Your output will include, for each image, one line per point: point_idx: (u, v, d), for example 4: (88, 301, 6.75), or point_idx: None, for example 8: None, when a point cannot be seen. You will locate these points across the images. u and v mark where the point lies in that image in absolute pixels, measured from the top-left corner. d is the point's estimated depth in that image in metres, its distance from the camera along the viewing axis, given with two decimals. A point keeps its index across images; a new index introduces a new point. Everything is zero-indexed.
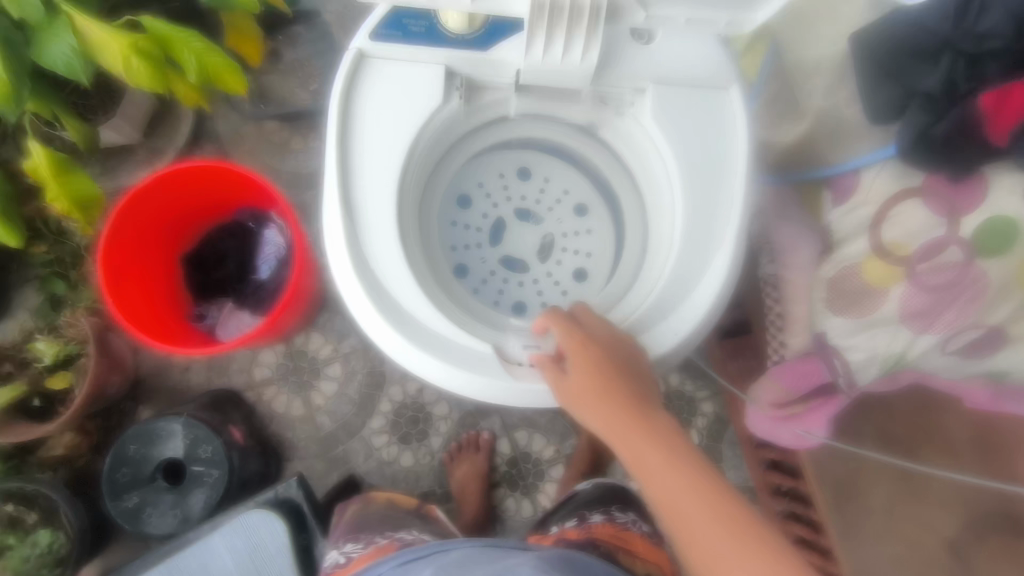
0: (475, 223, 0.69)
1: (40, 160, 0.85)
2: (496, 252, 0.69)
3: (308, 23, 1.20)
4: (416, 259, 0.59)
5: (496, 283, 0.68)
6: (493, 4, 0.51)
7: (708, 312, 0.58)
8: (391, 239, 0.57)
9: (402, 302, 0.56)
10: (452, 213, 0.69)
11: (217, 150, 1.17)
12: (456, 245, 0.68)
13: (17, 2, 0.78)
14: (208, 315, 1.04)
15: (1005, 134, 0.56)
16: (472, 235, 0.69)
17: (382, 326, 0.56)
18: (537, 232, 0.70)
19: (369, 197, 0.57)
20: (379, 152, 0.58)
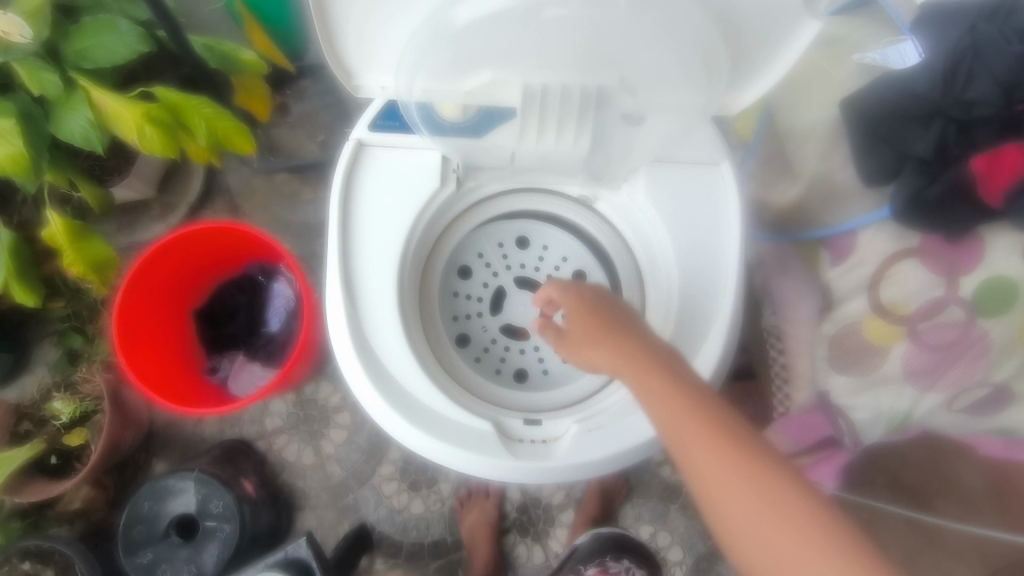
0: (476, 292, 0.70)
1: (57, 228, 0.89)
2: (497, 321, 0.70)
3: (315, 77, 1.23)
4: (416, 339, 0.60)
5: (498, 352, 0.69)
6: (487, 95, 0.50)
7: (706, 383, 0.58)
8: (392, 321, 0.59)
9: (404, 384, 0.58)
10: (453, 284, 0.70)
11: (229, 204, 1.20)
12: (458, 315, 0.69)
13: (38, 80, 0.83)
14: (220, 368, 1.06)
15: (999, 196, 0.57)
16: (472, 304, 0.70)
17: (381, 408, 0.56)
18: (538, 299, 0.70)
19: (371, 281, 0.59)
20: (380, 236, 0.60)
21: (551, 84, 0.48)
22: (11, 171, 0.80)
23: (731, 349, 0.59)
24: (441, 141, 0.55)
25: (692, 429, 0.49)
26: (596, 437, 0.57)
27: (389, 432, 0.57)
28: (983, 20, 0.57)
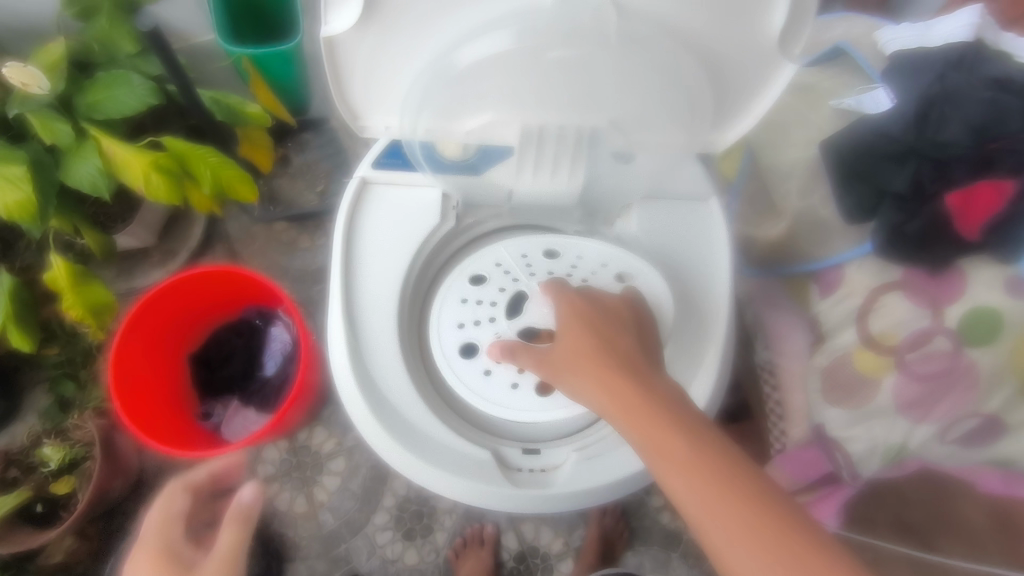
0: (489, 298, 0.63)
1: (59, 271, 0.90)
2: (515, 323, 0.61)
3: (316, 130, 1.28)
4: (418, 370, 0.61)
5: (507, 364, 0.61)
6: (485, 134, 0.52)
7: (704, 411, 0.59)
8: (392, 351, 0.60)
9: (406, 414, 0.58)
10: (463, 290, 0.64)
11: (228, 251, 1.22)
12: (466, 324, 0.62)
13: (51, 130, 0.86)
14: (214, 414, 1.05)
15: (976, 229, 0.60)
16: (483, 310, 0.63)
17: (382, 437, 0.57)
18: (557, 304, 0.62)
19: (373, 314, 0.61)
20: (382, 271, 0.62)
21: (550, 124, 0.51)
22: (17, 215, 0.83)
23: (724, 379, 0.60)
24: (443, 177, 0.58)
25: (671, 443, 0.46)
26: (594, 465, 0.57)
27: (390, 461, 0.57)
28: (950, 69, 0.61)
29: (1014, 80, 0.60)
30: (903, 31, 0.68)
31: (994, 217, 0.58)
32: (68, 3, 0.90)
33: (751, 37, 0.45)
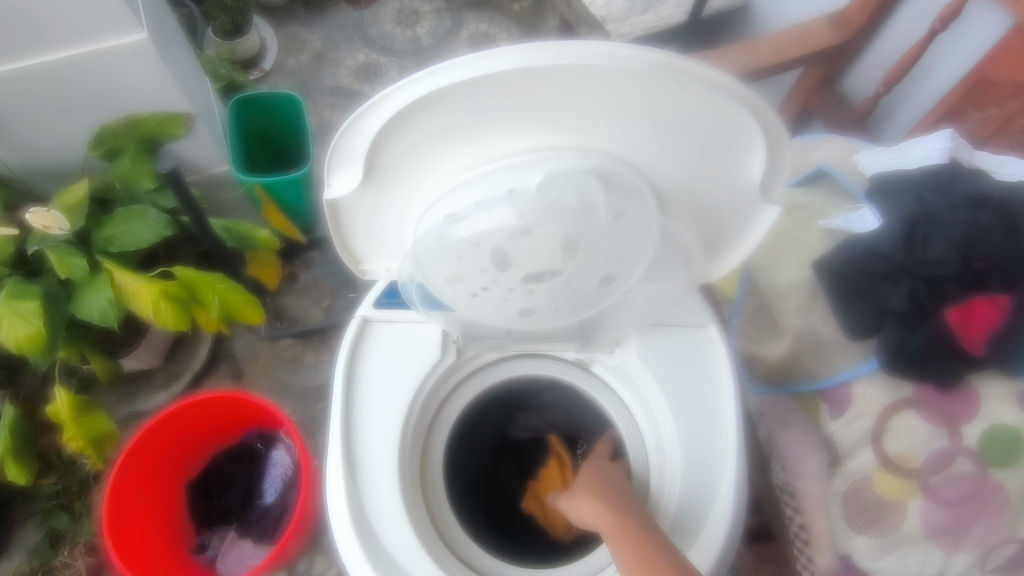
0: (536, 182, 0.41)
1: (62, 403, 0.89)
2: (564, 79, 0.37)
3: (323, 248, 1.32)
4: (421, 513, 0.59)
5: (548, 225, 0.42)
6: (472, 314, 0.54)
7: (721, 546, 0.57)
8: (393, 488, 0.58)
9: (410, 567, 0.56)
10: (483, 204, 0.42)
11: (233, 370, 1.22)
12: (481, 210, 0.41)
13: (66, 264, 0.88)
14: (209, 546, 1.00)
15: (979, 342, 0.60)
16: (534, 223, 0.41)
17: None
18: (598, 231, 0.43)
19: (372, 450, 0.59)
20: (383, 406, 0.61)
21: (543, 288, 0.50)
22: (26, 349, 0.84)
23: (741, 516, 0.59)
24: (439, 316, 0.56)
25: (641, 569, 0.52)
26: None
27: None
28: (927, 190, 0.64)
29: (992, 198, 0.62)
30: (881, 154, 0.72)
31: (995, 331, 0.60)
32: (95, 145, 0.96)
33: (734, 183, 0.46)
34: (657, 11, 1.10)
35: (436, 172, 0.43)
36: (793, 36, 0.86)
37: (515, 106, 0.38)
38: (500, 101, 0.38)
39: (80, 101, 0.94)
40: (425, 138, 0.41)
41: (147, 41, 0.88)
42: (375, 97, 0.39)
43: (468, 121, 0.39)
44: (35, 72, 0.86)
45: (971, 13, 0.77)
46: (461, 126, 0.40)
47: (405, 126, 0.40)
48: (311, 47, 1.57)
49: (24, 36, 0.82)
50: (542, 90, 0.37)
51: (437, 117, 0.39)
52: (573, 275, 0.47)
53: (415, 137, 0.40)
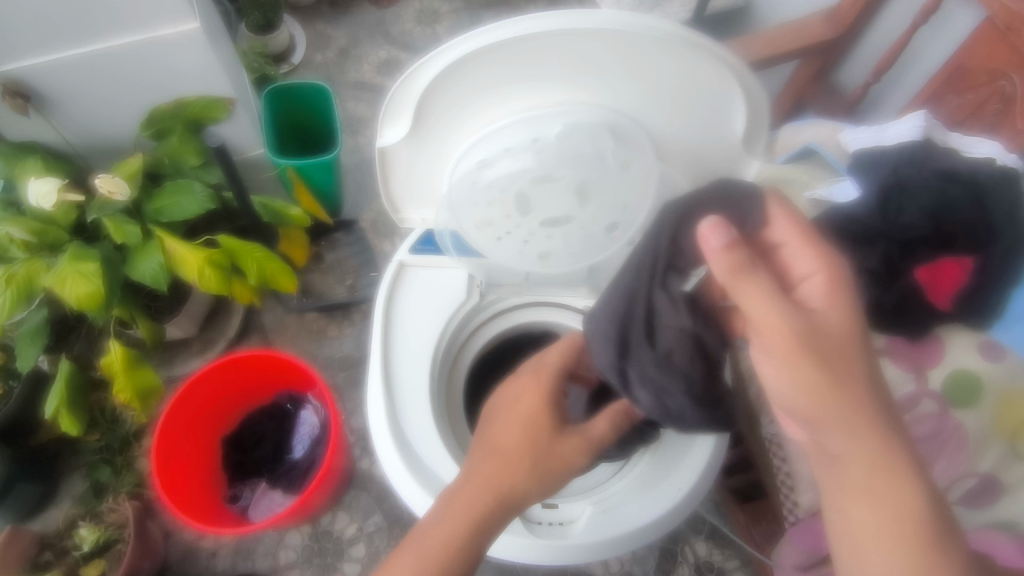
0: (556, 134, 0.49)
1: (116, 356, 0.98)
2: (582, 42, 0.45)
3: (348, 230, 1.41)
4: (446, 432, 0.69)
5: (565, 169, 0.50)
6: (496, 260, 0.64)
7: (704, 468, 0.68)
8: (423, 406, 0.69)
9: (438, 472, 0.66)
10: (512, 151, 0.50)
11: (262, 340, 1.31)
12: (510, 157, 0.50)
13: (122, 231, 0.97)
14: (242, 496, 1.09)
15: (946, 298, 0.70)
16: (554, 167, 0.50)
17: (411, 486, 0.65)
18: (607, 177, 0.51)
19: (406, 375, 0.70)
20: (416, 339, 0.71)
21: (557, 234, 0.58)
22: (86, 306, 0.92)
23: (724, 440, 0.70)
24: (467, 260, 0.65)
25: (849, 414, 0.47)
26: (607, 516, 0.66)
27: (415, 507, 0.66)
28: (901, 164, 0.72)
29: (959, 171, 0.70)
30: (862, 132, 0.80)
31: (960, 288, 0.69)
32: (146, 126, 1.05)
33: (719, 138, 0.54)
34: (663, 10, 1.18)
35: (468, 124, 0.52)
36: (787, 30, 0.94)
37: (539, 65, 0.47)
38: (527, 61, 0.47)
39: (134, 85, 1.03)
40: (462, 95, 0.49)
41: (200, 31, 0.97)
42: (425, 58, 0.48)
43: (500, 79, 0.48)
44: (99, 56, 0.96)
45: (949, 10, 0.85)
46: (495, 83, 0.48)
47: (448, 84, 0.48)
48: (337, 44, 1.67)
49: (93, 24, 0.91)
50: (560, 52, 0.46)
51: (473, 75, 0.48)
52: (584, 220, 0.55)
53: (455, 92, 0.49)
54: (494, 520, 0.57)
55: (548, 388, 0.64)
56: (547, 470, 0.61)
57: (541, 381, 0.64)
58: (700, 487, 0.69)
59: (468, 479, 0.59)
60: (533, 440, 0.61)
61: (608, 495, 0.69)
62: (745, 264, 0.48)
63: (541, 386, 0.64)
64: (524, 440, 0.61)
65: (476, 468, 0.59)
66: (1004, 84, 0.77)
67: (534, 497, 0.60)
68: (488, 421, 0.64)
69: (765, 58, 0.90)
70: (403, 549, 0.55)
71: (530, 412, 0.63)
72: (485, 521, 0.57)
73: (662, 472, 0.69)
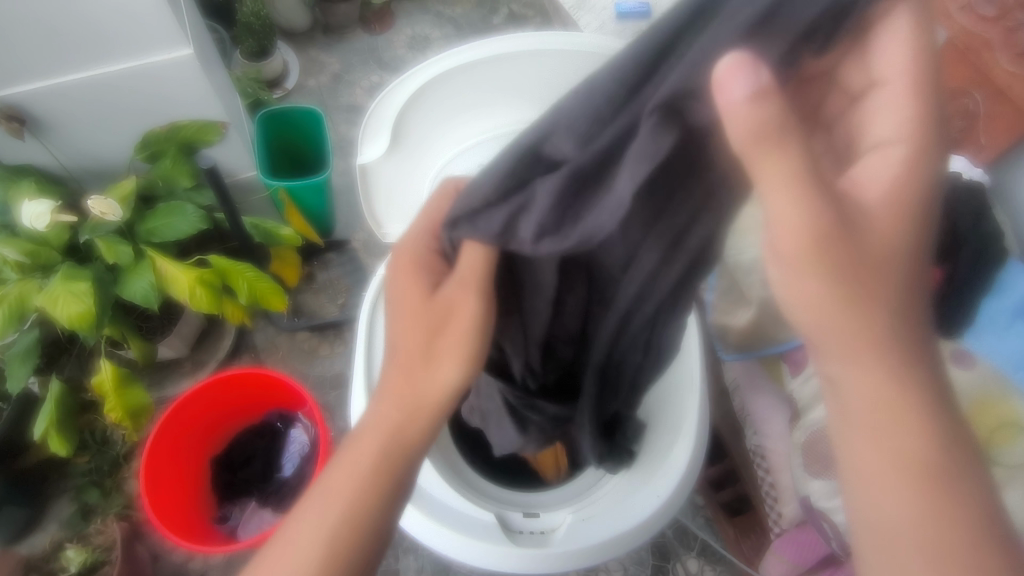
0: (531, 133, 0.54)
1: (107, 375, 0.99)
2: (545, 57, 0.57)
3: (339, 250, 1.42)
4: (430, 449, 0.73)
5: None
6: None
7: (684, 475, 0.69)
8: None
9: (423, 485, 0.70)
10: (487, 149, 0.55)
11: (254, 359, 1.31)
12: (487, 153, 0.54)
13: (114, 251, 0.99)
14: (231, 516, 1.09)
15: None
16: None
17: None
18: None
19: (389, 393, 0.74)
20: None
21: None
22: (78, 325, 0.93)
23: (702, 447, 0.71)
24: None
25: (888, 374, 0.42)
26: (588, 524, 0.69)
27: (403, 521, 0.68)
28: None
29: None
30: None
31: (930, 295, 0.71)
32: (141, 148, 1.07)
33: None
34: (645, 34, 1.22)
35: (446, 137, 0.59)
36: None
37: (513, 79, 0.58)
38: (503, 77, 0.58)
39: (129, 109, 1.05)
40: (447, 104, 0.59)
41: (193, 56, 1.00)
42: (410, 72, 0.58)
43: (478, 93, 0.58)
44: (95, 81, 0.98)
45: None
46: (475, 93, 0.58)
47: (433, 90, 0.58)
48: (329, 69, 1.71)
49: (90, 51, 0.94)
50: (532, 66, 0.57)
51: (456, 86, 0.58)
52: None
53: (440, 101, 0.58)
54: (406, 451, 0.52)
55: (421, 264, 0.54)
56: (461, 342, 0.52)
57: (412, 263, 0.54)
58: (682, 492, 0.69)
59: (378, 404, 0.53)
60: (430, 326, 0.53)
61: (587, 504, 0.72)
62: (774, 122, 0.36)
63: (412, 261, 0.54)
64: (416, 350, 0.53)
65: (382, 399, 0.53)
66: (968, 102, 0.80)
67: (454, 389, 0.53)
68: (389, 320, 0.56)
69: None
70: (309, 501, 0.50)
71: (413, 305, 0.54)
72: (397, 450, 0.52)
73: (640, 481, 0.71)
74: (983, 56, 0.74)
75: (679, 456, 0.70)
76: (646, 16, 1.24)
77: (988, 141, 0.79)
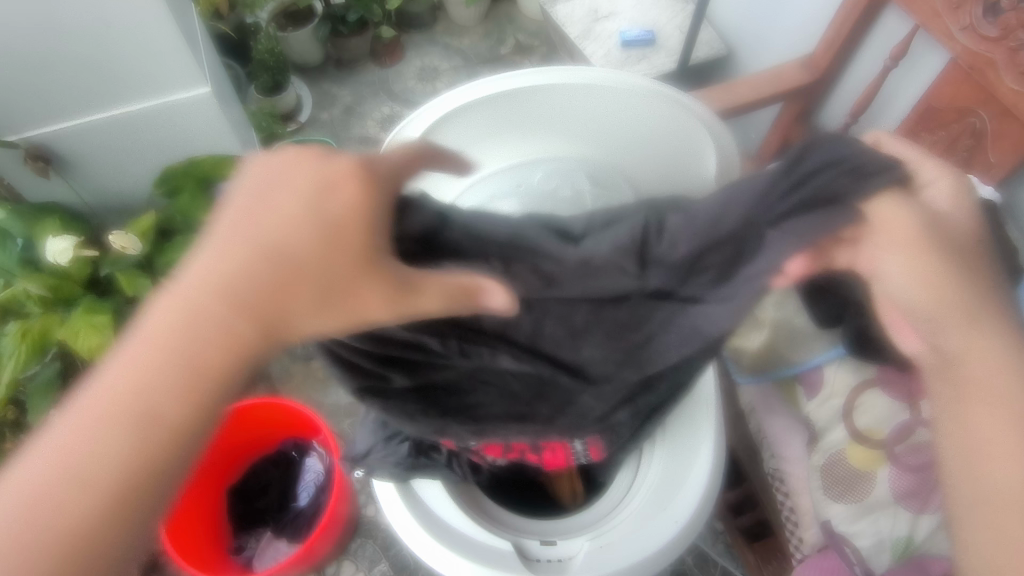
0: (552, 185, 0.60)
1: None
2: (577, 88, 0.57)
3: None
4: (452, 487, 0.75)
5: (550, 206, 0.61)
6: None
7: (699, 500, 0.69)
8: None
9: (449, 522, 0.71)
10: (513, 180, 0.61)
11: (269, 389, 1.32)
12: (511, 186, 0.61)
13: (133, 284, 1.01)
14: (246, 547, 1.09)
15: None
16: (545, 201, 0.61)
17: (422, 539, 0.68)
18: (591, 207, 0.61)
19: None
20: None
21: None
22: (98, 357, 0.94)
23: (719, 472, 0.71)
24: None
25: None
26: (604, 551, 0.68)
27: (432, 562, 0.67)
28: None
29: None
30: None
31: None
32: (160, 183, 1.10)
33: (692, 167, 0.61)
34: (649, 62, 1.25)
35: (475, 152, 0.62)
36: (767, 78, 0.99)
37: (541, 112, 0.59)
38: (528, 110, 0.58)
39: (148, 144, 1.08)
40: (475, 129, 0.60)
41: (210, 94, 1.03)
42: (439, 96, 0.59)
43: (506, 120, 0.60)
44: (116, 120, 1.02)
45: (917, 53, 0.90)
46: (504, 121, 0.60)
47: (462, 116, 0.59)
48: (342, 102, 1.75)
49: (110, 89, 0.97)
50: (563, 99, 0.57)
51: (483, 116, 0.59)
52: None
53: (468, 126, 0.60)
54: (198, 376, 0.46)
55: (373, 180, 0.48)
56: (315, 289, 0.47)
57: (358, 172, 0.48)
58: (699, 517, 0.69)
59: (183, 303, 0.46)
60: (283, 258, 0.46)
61: (603, 531, 0.71)
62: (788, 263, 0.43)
63: (359, 179, 0.47)
64: (235, 260, 0.46)
65: (197, 294, 0.46)
66: (974, 121, 0.80)
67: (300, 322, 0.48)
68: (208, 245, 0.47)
69: (747, 103, 0.95)
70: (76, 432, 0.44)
71: (340, 219, 0.46)
72: (189, 379, 0.46)
73: (659, 505, 0.70)
74: (987, 74, 0.75)
75: (695, 481, 0.69)
76: (651, 44, 1.26)
77: (997, 158, 0.79)
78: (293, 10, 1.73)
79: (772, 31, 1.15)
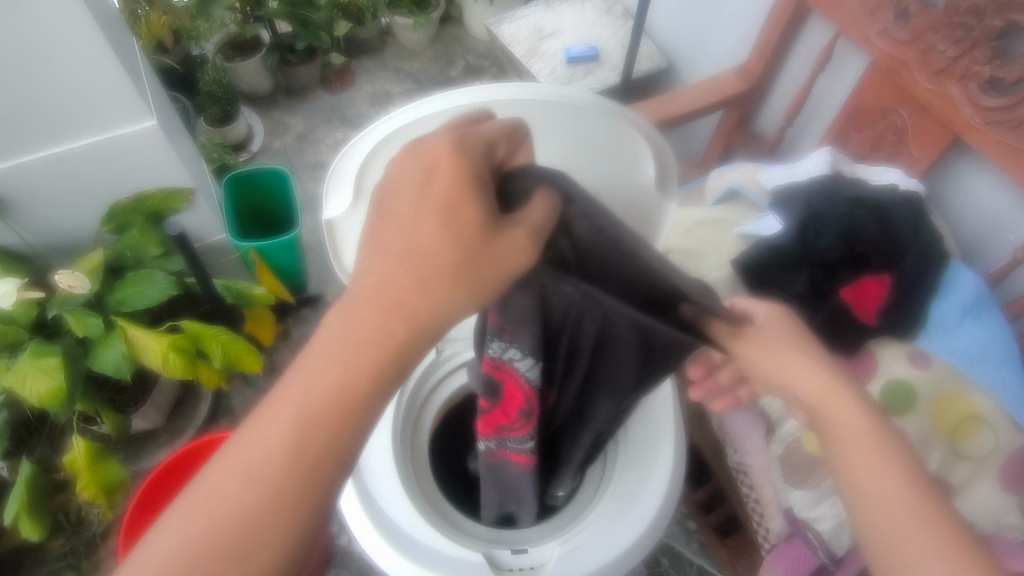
0: None
1: (79, 453, 0.97)
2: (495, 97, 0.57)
3: (313, 305, 1.43)
4: (412, 487, 0.74)
5: None
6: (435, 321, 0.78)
7: (664, 495, 0.72)
8: (385, 452, 0.74)
9: (400, 522, 0.71)
10: None
11: (232, 423, 1.29)
12: None
13: (83, 324, 0.98)
14: None
15: (872, 313, 0.75)
16: None
17: (386, 549, 0.69)
18: None
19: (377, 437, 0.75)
20: None
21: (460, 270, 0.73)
22: (48, 402, 0.91)
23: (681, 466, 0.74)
24: None
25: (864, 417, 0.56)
26: (574, 555, 0.71)
27: (387, 567, 0.69)
28: (814, 197, 0.79)
29: (867, 198, 0.77)
30: (777, 172, 0.87)
31: (882, 303, 0.75)
32: (107, 221, 1.06)
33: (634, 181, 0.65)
34: (594, 76, 1.28)
35: None
36: (706, 88, 1.03)
37: None
38: None
39: (94, 182, 1.06)
40: None
41: (157, 126, 1.02)
42: (375, 124, 0.60)
43: None
44: (58, 158, 0.99)
45: (841, 58, 0.96)
46: None
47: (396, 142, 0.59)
48: (294, 129, 1.75)
49: (49, 130, 0.95)
50: (486, 115, 0.58)
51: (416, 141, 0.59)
52: None
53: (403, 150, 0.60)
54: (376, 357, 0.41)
55: (470, 165, 0.41)
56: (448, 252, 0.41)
57: (459, 155, 0.41)
58: (664, 513, 0.72)
59: (342, 318, 0.41)
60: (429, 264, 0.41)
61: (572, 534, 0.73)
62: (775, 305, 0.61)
63: (457, 162, 0.41)
64: (388, 268, 0.41)
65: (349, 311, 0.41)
66: (896, 119, 0.85)
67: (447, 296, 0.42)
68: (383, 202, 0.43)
69: (688, 111, 0.99)
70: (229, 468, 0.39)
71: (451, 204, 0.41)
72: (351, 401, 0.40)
73: (626, 504, 0.73)
74: (903, 75, 0.80)
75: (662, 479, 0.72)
76: (595, 59, 1.31)
77: (919, 153, 0.84)
78: (240, 40, 1.72)
79: (708, 43, 1.20)
